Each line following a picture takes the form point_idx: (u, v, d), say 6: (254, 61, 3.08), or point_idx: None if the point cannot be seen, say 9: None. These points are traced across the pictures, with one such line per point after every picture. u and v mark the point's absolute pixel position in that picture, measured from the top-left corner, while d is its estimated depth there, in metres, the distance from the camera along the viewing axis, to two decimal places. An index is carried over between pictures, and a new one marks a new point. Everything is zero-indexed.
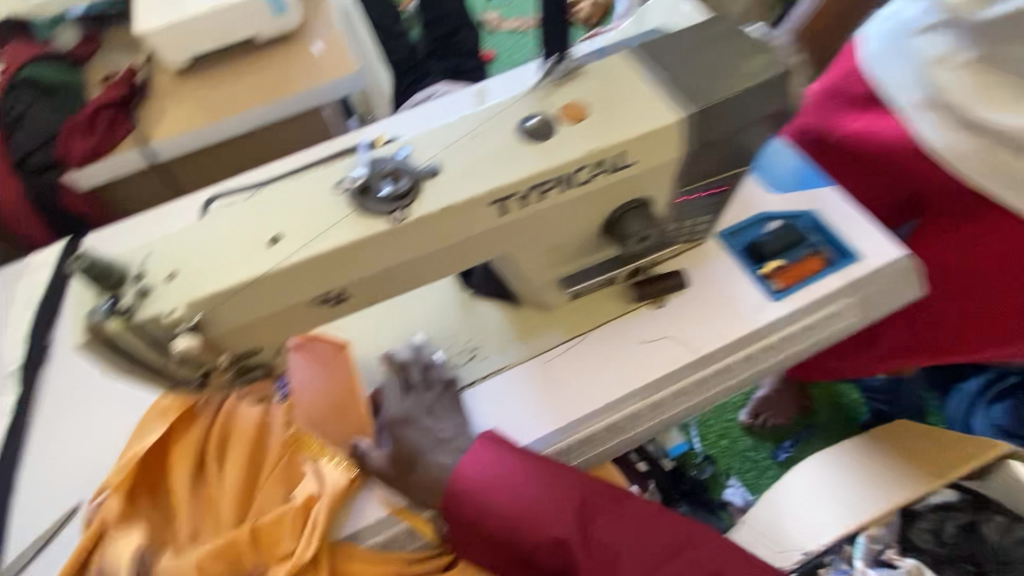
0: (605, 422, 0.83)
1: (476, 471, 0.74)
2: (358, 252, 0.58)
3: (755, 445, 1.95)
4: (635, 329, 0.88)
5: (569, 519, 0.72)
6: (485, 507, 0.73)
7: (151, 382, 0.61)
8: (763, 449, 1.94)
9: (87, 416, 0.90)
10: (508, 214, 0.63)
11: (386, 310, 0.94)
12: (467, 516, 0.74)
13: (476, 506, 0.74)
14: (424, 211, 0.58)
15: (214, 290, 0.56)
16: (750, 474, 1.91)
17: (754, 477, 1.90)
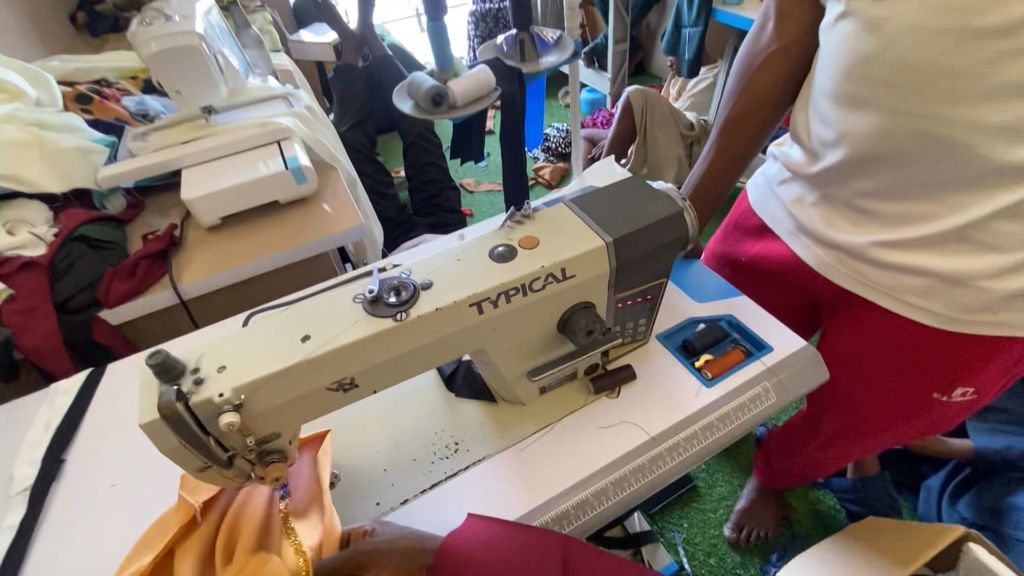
0: (576, 499, 0.93)
1: (476, 532, 0.85)
2: (369, 344, 0.76)
3: (744, 561, 1.94)
4: (596, 416, 1.03)
5: (558, 570, 0.83)
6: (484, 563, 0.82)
7: (188, 461, 0.73)
8: (752, 566, 1.92)
9: (96, 527, 0.95)
10: (483, 313, 0.83)
11: (381, 412, 1.08)
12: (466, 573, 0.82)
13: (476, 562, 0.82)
14: (420, 312, 0.78)
15: (256, 376, 0.72)
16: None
17: None
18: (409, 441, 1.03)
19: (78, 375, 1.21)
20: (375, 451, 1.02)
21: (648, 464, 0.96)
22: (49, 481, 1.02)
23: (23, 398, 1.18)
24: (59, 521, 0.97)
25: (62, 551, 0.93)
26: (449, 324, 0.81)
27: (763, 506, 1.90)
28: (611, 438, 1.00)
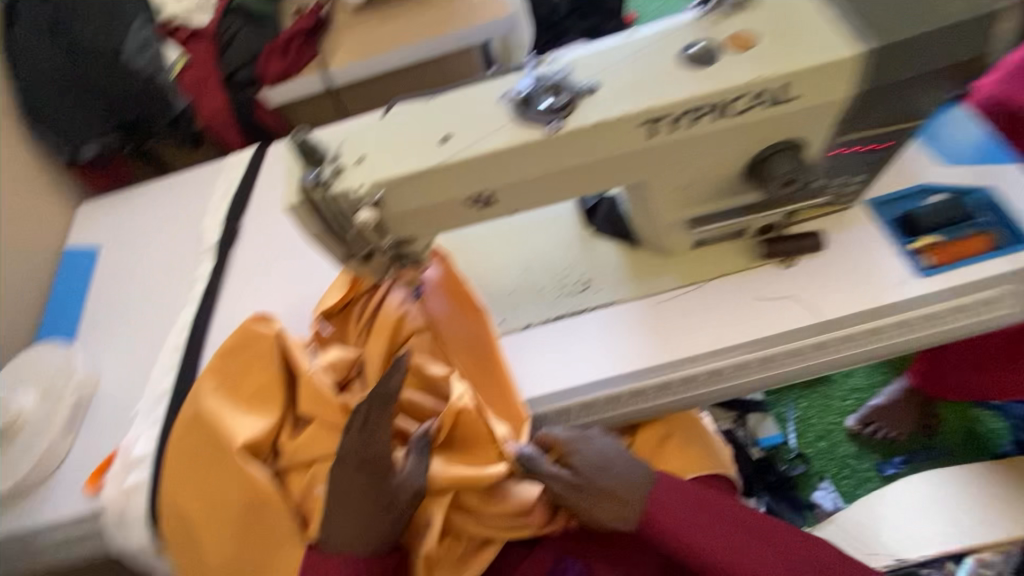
0: (711, 367, 0.83)
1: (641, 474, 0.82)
2: (514, 156, 0.65)
3: (859, 454, 1.70)
4: (756, 285, 0.86)
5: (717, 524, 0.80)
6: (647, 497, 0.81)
7: (328, 249, 0.73)
8: (866, 460, 1.71)
9: (263, 290, 1.08)
10: (655, 138, 0.65)
11: (511, 235, 1.00)
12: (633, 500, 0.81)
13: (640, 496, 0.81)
14: (578, 124, 0.63)
15: (392, 175, 0.65)
16: (846, 482, 1.69)
17: (851, 486, 1.68)
18: (539, 269, 0.96)
19: (245, 151, 1.28)
20: (502, 272, 0.97)
21: (808, 350, 0.84)
22: (228, 244, 1.14)
23: (207, 167, 1.30)
24: (237, 278, 1.11)
25: (240, 304, 1.08)
26: (610, 146, 0.65)
27: (907, 407, 1.62)
28: (773, 311, 0.84)
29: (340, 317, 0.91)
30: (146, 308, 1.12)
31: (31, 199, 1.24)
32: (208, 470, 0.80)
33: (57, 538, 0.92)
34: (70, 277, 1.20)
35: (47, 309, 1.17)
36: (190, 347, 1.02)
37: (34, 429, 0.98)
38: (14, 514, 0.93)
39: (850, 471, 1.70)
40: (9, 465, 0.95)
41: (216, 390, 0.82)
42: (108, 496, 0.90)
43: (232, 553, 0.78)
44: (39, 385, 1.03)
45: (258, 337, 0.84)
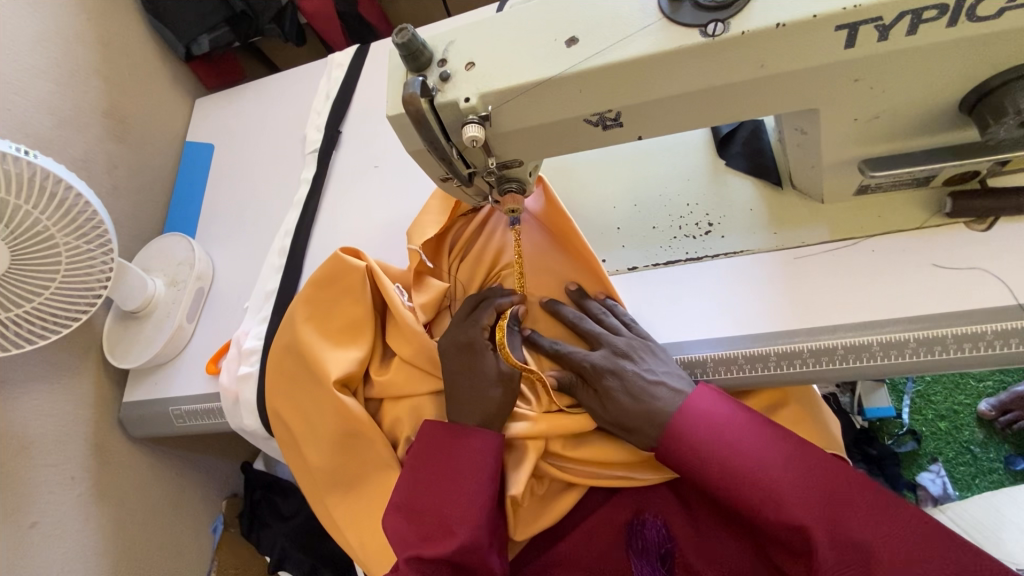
0: (851, 341, 0.70)
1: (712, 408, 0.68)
2: (655, 68, 0.52)
3: (985, 442, 1.36)
4: (932, 248, 0.71)
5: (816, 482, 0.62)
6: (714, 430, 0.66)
7: (430, 168, 0.67)
8: (994, 449, 1.35)
9: (364, 202, 1.07)
10: (851, 50, 0.49)
11: (625, 164, 0.89)
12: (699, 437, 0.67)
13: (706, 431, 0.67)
14: (750, 27, 0.49)
15: (507, 84, 0.56)
16: (962, 471, 1.35)
17: (968, 475, 1.34)
18: (653, 206, 0.85)
19: (348, 51, 1.22)
20: (610, 205, 0.87)
21: (991, 339, 0.66)
22: (330, 151, 1.12)
23: (313, 67, 1.27)
24: (338, 187, 1.10)
25: (340, 214, 1.08)
26: (785, 59, 0.50)
27: None
28: (944, 282, 0.69)
29: (434, 242, 0.88)
30: (254, 211, 1.16)
31: (157, 89, 1.28)
32: (303, 394, 0.86)
33: (183, 411, 1.02)
34: (192, 175, 1.26)
35: (171, 203, 1.25)
36: (295, 252, 1.05)
37: (162, 312, 1.07)
38: (156, 387, 1.06)
39: (971, 461, 1.35)
40: (144, 343, 1.06)
41: (310, 320, 0.87)
42: (224, 385, 0.98)
43: (323, 471, 0.83)
44: (166, 274, 1.11)
45: (345, 272, 0.85)
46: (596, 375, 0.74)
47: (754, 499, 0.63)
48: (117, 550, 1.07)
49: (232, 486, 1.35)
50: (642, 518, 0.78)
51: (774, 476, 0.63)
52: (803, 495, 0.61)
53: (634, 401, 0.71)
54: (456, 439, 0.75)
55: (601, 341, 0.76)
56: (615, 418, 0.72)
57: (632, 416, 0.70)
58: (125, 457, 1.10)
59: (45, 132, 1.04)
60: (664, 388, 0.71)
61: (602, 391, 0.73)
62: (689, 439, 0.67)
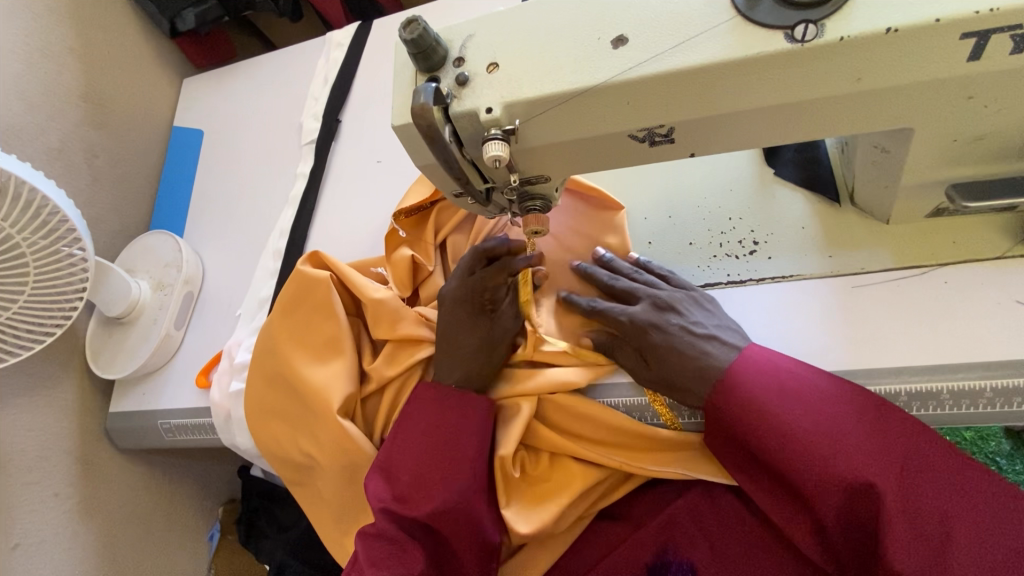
0: (917, 388, 0.62)
1: (772, 361, 0.61)
2: (723, 78, 0.43)
3: (1013, 453, 1.20)
4: (1014, 281, 0.63)
5: (879, 445, 0.55)
6: (777, 381, 0.60)
7: (444, 184, 0.57)
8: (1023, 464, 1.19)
9: (365, 200, 0.97)
10: (975, 63, 0.40)
11: (658, 169, 0.80)
12: (760, 387, 0.60)
13: (768, 381, 0.60)
14: (851, 32, 0.39)
15: (539, 93, 0.46)
16: None
17: None
18: (690, 217, 0.75)
19: (349, 29, 1.11)
20: (641, 217, 0.78)
21: None
22: (328, 142, 1.03)
23: (311, 46, 1.16)
24: (337, 182, 1.01)
25: (340, 211, 0.98)
26: (891, 71, 0.41)
27: None
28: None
29: (423, 214, 0.82)
30: (246, 206, 1.07)
31: (141, 69, 1.17)
32: (302, 425, 0.80)
33: (173, 426, 0.95)
34: (179, 164, 1.16)
35: (158, 196, 1.15)
36: (291, 253, 0.96)
37: (148, 318, 0.99)
38: (143, 398, 0.99)
39: (998, 472, 1.20)
40: (129, 352, 0.98)
41: (288, 346, 0.80)
42: (214, 400, 0.90)
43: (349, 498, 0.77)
44: (152, 276, 1.02)
45: (308, 284, 0.80)
46: (642, 326, 0.66)
47: (825, 459, 0.56)
48: (109, 566, 1.02)
49: (228, 491, 1.29)
50: (667, 561, 0.71)
51: (842, 434, 0.56)
52: (879, 456, 0.55)
53: (683, 356, 0.63)
54: (448, 411, 0.70)
55: (639, 294, 0.69)
56: (665, 376, 0.65)
57: (683, 369, 0.63)
58: (115, 470, 1.04)
59: (12, 121, 0.94)
60: (717, 342, 0.63)
61: (645, 347, 0.66)
62: (753, 394, 0.59)
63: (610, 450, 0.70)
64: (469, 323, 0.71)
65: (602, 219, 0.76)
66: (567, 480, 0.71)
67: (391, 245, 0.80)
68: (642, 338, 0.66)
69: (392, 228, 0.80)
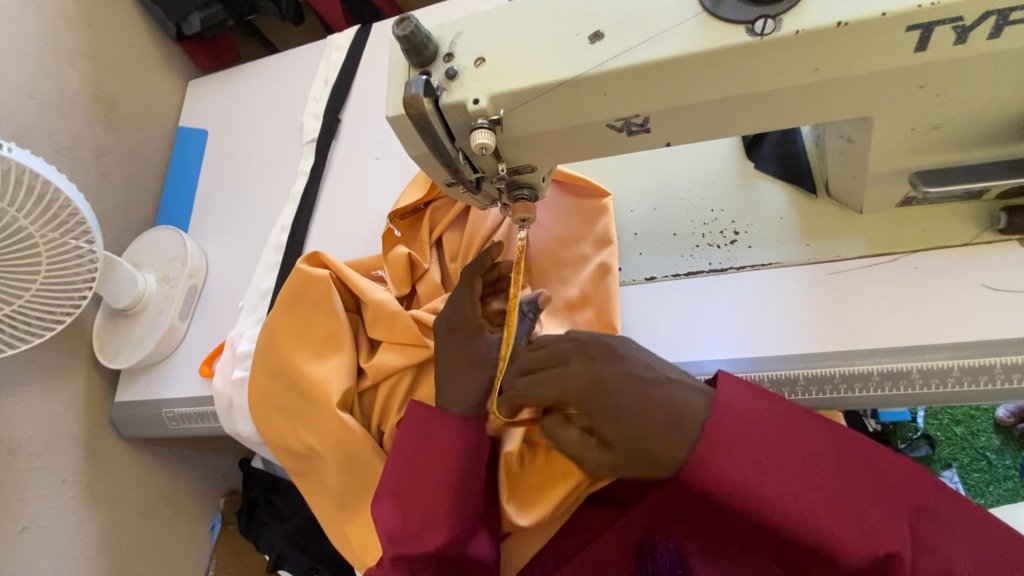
0: (888, 368, 0.64)
1: (741, 409, 0.55)
2: (691, 69, 0.46)
3: (1001, 449, 1.22)
4: (980, 267, 0.66)
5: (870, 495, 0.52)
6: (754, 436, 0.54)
7: (435, 174, 0.60)
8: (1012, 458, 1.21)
9: (364, 196, 1.01)
10: (922, 54, 0.43)
11: (644, 164, 0.83)
12: (738, 447, 0.53)
13: (746, 436, 0.54)
14: (806, 26, 0.43)
15: (522, 85, 0.50)
16: (976, 478, 1.21)
17: (982, 485, 1.20)
18: (674, 209, 0.79)
19: (349, 32, 1.15)
20: (628, 209, 0.81)
21: None
22: (328, 140, 1.06)
23: (312, 49, 1.20)
24: (336, 179, 1.04)
25: (339, 207, 1.02)
26: (844, 62, 0.44)
27: None
28: (991, 304, 0.64)
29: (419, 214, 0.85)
30: (249, 202, 1.10)
31: (148, 71, 1.21)
32: (302, 418, 0.82)
33: (177, 414, 0.98)
34: (185, 163, 1.20)
35: (163, 193, 1.19)
36: (292, 247, 1.00)
37: (153, 309, 1.02)
38: (148, 388, 1.02)
39: (987, 468, 1.21)
40: (135, 343, 1.01)
41: (288, 343, 0.83)
42: (217, 388, 0.93)
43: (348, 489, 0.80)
44: (157, 270, 1.06)
45: (309, 284, 0.82)
46: (601, 390, 0.57)
47: (838, 525, 0.51)
48: (112, 552, 1.05)
49: (230, 482, 1.31)
50: (653, 542, 0.74)
51: (840, 488, 0.52)
52: (882, 507, 0.52)
53: (641, 413, 0.55)
54: (415, 437, 0.69)
55: (573, 340, 0.62)
56: (623, 448, 0.55)
57: (646, 441, 0.54)
58: (120, 458, 1.07)
59: (25, 119, 0.98)
60: (683, 387, 0.57)
61: (601, 406, 0.56)
62: (738, 454, 0.53)
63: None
64: (463, 345, 0.69)
65: (591, 210, 0.78)
66: (563, 473, 0.73)
67: (387, 245, 0.84)
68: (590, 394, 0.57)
69: (388, 228, 0.84)
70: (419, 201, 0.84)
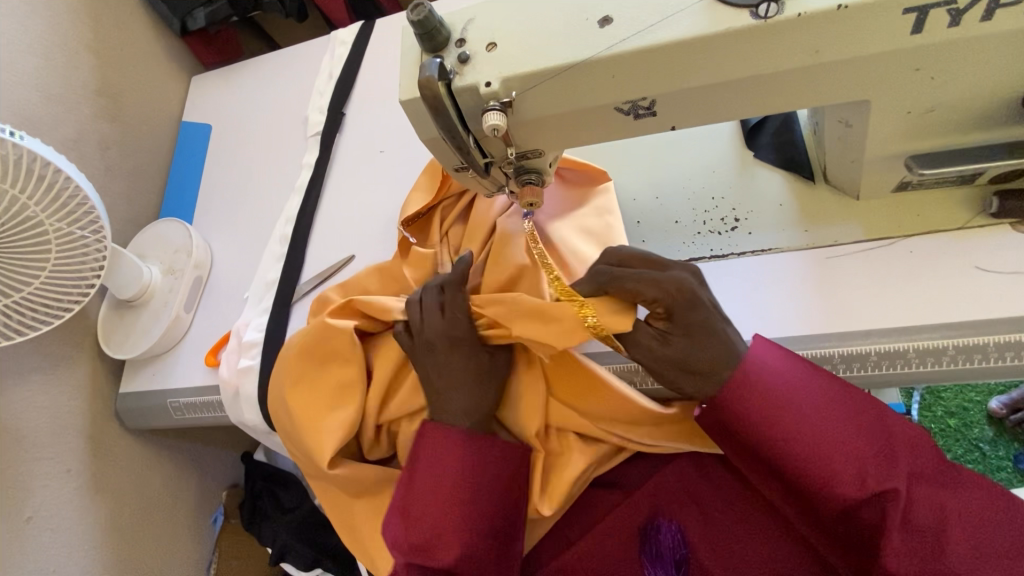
0: (886, 347, 0.66)
1: (768, 366, 0.63)
2: (697, 53, 0.48)
3: (994, 439, 1.24)
4: (974, 250, 0.68)
5: (874, 446, 0.59)
6: (771, 389, 0.62)
7: (447, 158, 0.62)
8: (1003, 448, 1.23)
9: (369, 188, 1.02)
10: (918, 36, 0.45)
11: (647, 154, 0.85)
12: (757, 391, 0.62)
13: (763, 388, 0.62)
14: (807, 9, 0.44)
15: (533, 68, 0.51)
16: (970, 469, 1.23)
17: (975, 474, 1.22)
18: (676, 197, 0.80)
19: (353, 27, 1.17)
20: (630, 198, 0.83)
21: None
22: (334, 133, 1.08)
23: (317, 44, 1.21)
24: (341, 172, 1.05)
25: (344, 199, 1.03)
26: (844, 44, 0.46)
27: None
28: (982, 285, 0.66)
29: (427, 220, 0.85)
30: (254, 195, 1.11)
31: (153, 66, 1.22)
32: (301, 457, 0.80)
33: (182, 404, 0.99)
34: (189, 156, 1.20)
35: (167, 186, 1.20)
36: (299, 238, 1.01)
37: (159, 301, 1.03)
38: (153, 379, 1.02)
39: (980, 458, 1.23)
40: (140, 334, 1.02)
41: (298, 387, 0.77)
42: (224, 377, 0.94)
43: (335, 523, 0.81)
44: (162, 261, 1.06)
45: (330, 334, 0.75)
46: (687, 300, 0.63)
47: (827, 464, 0.59)
48: (117, 542, 1.05)
49: (232, 476, 1.32)
50: (657, 522, 0.74)
51: (838, 436, 0.59)
52: (874, 461, 0.58)
53: (711, 335, 0.63)
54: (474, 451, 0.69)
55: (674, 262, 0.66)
56: (680, 353, 0.64)
57: (703, 344, 0.63)
58: (125, 449, 1.07)
59: (33, 111, 0.99)
60: (734, 328, 0.65)
61: (684, 321, 0.63)
62: (754, 392, 0.62)
63: (610, 423, 0.74)
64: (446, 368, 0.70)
65: (595, 195, 0.79)
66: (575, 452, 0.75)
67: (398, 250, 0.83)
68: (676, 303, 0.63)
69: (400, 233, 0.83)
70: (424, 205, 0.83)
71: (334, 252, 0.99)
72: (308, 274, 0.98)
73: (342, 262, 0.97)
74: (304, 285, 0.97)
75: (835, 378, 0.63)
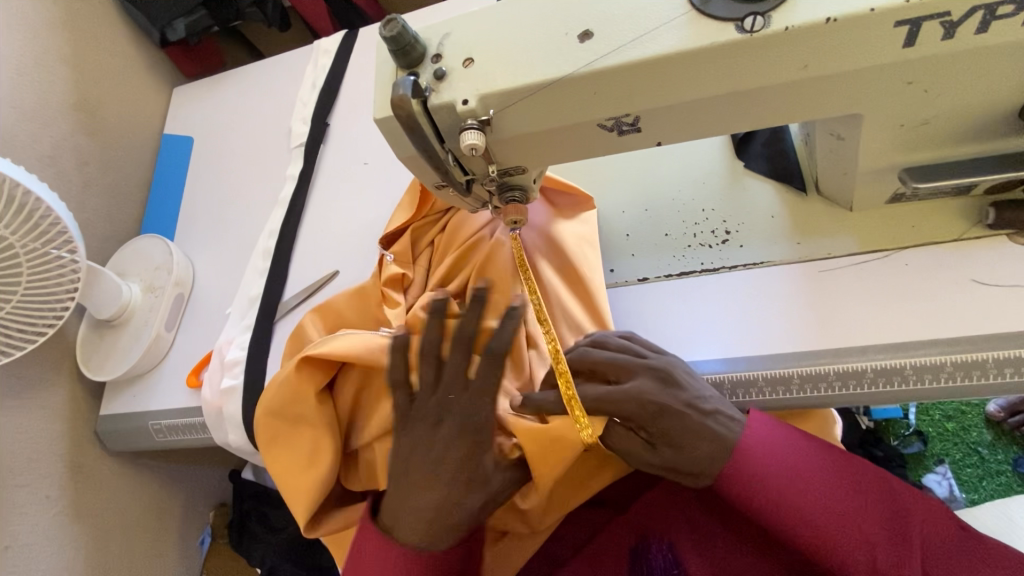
0: (883, 364, 0.64)
1: (765, 444, 0.61)
2: (681, 69, 0.46)
3: (993, 443, 1.22)
4: (971, 261, 0.66)
5: (882, 521, 0.58)
6: (772, 469, 0.59)
7: (426, 176, 0.60)
8: (1002, 452, 1.21)
9: (354, 202, 1.00)
10: (911, 49, 0.43)
11: (635, 166, 0.83)
12: (758, 474, 0.59)
13: (763, 469, 0.59)
14: (795, 22, 0.42)
15: (511, 85, 0.49)
16: (969, 473, 1.21)
17: (974, 479, 1.21)
18: (666, 210, 0.78)
19: (335, 36, 1.14)
20: (619, 212, 0.80)
21: None
22: (317, 145, 1.05)
23: (300, 54, 1.19)
24: (325, 186, 1.03)
25: (327, 213, 1.01)
26: (834, 59, 0.44)
27: None
28: (980, 297, 0.64)
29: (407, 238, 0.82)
30: (237, 210, 1.09)
31: (132, 79, 1.19)
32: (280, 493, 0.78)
33: (164, 427, 0.96)
34: (170, 170, 1.18)
35: (148, 201, 1.17)
36: (282, 255, 0.98)
37: (139, 320, 1.00)
38: (134, 400, 1.00)
39: (979, 463, 1.22)
40: (120, 354, 0.99)
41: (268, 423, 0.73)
42: (206, 398, 0.91)
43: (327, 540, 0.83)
44: (142, 279, 1.04)
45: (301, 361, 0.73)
46: (651, 411, 0.61)
47: (840, 545, 0.57)
48: (99, 568, 1.02)
49: (220, 495, 1.29)
50: (648, 544, 0.72)
51: (847, 515, 0.58)
52: (884, 538, 0.57)
53: (697, 438, 0.60)
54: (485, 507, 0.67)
55: (634, 369, 0.63)
56: (667, 458, 0.61)
57: (688, 449, 0.60)
58: (107, 473, 1.04)
59: (6, 128, 0.96)
60: (723, 416, 0.62)
61: (660, 431, 0.61)
62: (757, 473, 0.59)
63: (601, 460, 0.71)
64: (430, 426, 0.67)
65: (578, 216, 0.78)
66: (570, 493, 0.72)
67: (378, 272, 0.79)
68: (659, 412, 0.61)
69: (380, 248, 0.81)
70: (406, 224, 0.81)
71: (318, 269, 0.96)
72: (292, 291, 0.96)
73: (326, 278, 0.94)
74: (288, 301, 0.94)
75: (835, 450, 0.62)
